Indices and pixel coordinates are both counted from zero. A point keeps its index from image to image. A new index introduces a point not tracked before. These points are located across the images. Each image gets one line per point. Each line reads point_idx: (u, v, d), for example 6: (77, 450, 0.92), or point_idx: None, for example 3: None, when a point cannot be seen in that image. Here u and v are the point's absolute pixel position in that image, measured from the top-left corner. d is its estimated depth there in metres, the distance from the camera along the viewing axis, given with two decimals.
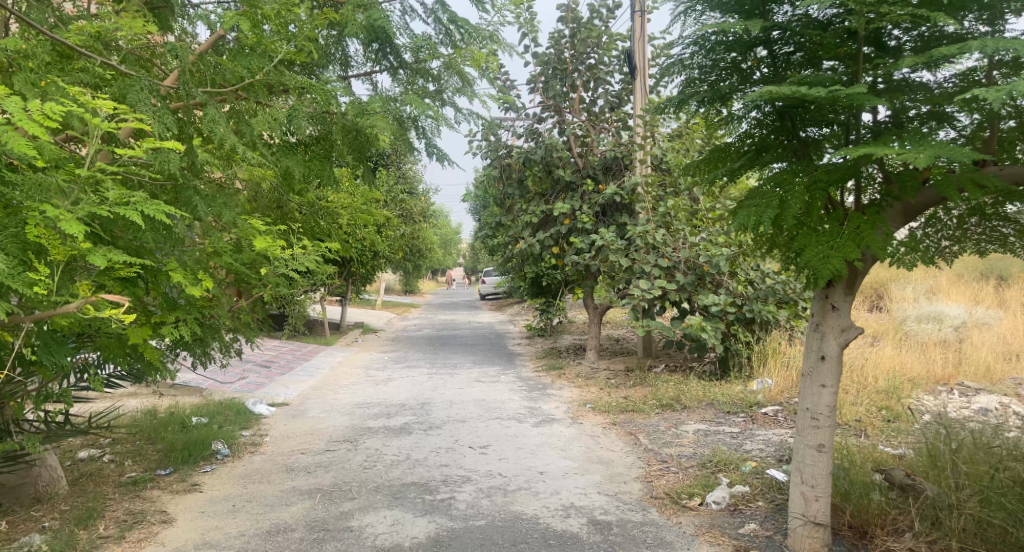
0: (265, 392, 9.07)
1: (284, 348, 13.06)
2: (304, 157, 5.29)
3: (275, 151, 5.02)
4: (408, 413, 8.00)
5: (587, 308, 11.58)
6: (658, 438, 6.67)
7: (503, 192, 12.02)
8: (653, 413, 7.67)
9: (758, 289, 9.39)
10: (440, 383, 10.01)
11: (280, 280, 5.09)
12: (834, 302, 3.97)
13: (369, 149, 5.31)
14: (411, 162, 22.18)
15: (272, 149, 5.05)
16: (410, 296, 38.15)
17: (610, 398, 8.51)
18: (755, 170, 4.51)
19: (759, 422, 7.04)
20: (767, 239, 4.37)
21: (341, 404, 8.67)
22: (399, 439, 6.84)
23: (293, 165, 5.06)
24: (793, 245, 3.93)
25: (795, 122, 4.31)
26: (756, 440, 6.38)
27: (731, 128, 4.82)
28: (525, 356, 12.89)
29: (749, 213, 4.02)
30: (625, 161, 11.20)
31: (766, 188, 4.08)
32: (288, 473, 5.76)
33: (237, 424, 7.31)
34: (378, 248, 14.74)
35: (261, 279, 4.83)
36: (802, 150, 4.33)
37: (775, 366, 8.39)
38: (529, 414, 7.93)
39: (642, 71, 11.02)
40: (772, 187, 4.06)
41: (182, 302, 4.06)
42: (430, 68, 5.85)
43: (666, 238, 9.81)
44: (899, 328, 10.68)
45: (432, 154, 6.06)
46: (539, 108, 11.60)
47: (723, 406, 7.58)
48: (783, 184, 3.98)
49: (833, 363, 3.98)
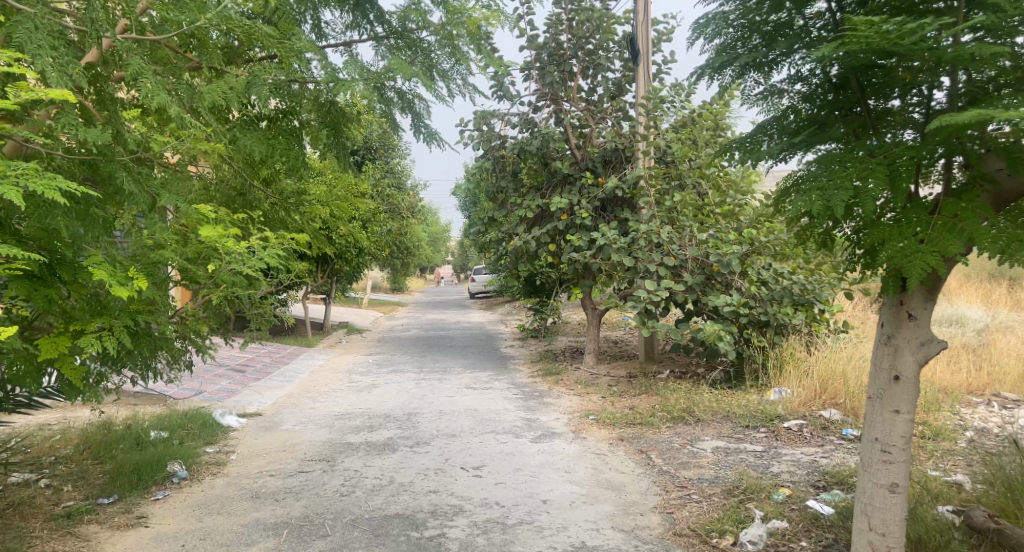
0: (236, 400, 8.27)
1: (261, 351, 12.25)
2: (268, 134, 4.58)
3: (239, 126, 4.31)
4: (393, 426, 7.25)
5: (585, 308, 10.84)
6: (673, 458, 5.94)
7: (496, 185, 11.28)
8: (664, 426, 6.95)
9: (772, 290, 8.67)
10: (428, 390, 9.26)
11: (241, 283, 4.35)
12: (911, 310, 3.26)
13: (345, 126, 4.73)
14: (400, 155, 21.42)
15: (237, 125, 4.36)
16: (397, 294, 37.38)
17: (614, 409, 7.79)
18: (803, 151, 3.79)
19: (784, 438, 6.32)
20: (822, 232, 3.65)
21: (320, 414, 7.91)
22: (383, 458, 6.08)
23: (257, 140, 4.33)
24: (866, 240, 3.22)
25: (862, 90, 3.61)
26: (784, 461, 5.66)
27: (771, 107, 4.15)
28: (518, 360, 12.15)
29: (810, 194, 3.26)
30: (627, 153, 10.46)
31: (832, 166, 3.34)
32: (254, 501, 4.99)
33: (200, 440, 6.52)
34: (362, 244, 13.93)
35: (215, 282, 4.08)
36: (871, 124, 3.62)
37: (795, 375, 7.67)
38: (527, 427, 7.20)
39: (645, 56, 10.30)
40: (837, 165, 3.32)
41: (110, 306, 3.35)
42: (418, 40, 5.17)
43: (672, 235, 9.08)
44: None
45: (428, 134, 5.40)
46: (535, 96, 10.85)
47: (741, 420, 6.86)
48: (854, 160, 3.25)
49: (908, 384, 3.28)
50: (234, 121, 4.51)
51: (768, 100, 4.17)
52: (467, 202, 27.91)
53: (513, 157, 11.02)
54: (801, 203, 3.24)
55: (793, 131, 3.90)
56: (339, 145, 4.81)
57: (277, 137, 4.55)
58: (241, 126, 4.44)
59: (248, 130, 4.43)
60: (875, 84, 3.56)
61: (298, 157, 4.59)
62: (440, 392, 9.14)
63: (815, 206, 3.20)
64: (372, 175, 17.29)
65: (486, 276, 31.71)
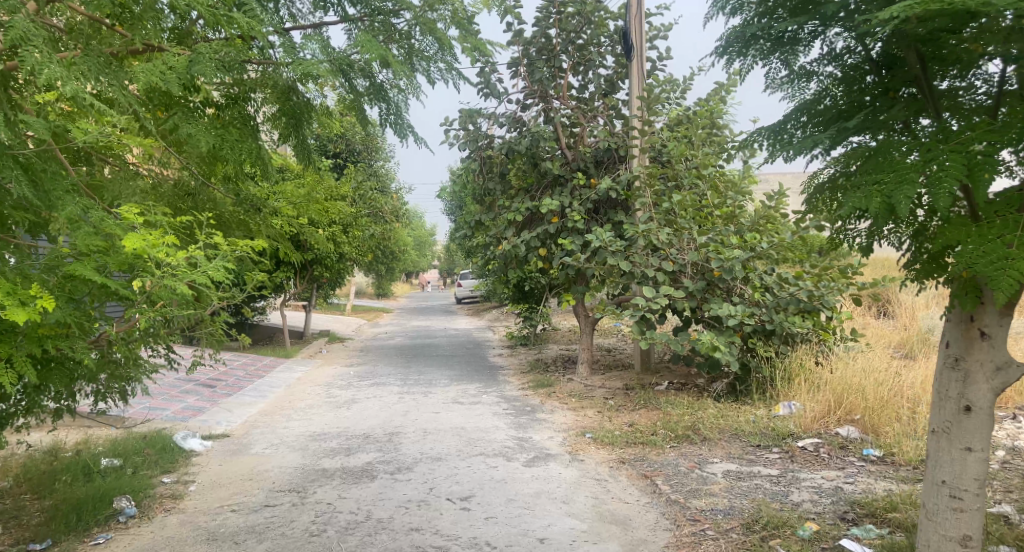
0: (202, 421, 7.81)
1: (236, 364, 11.66)
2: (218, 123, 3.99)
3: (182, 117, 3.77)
4: (372, 449, 6.68)
5: (577, 316, 10.24)
6: (681, 485, 5.38)
7: (483, 187, 10.63)
8: (668, 446, 6.39)
9: (778, 297, 8.11)
10: (412, 405, 8.67)
11: (181, 305, 3.79)
12: (984, 327, 3.10)
13: (308, 118, 4.16)
14: (384, 158, 20.72)
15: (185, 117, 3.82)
16: (382, 300, 36.84)
17: (612, 426, 7.24)
18: (845, 141, 3.26)
19: (800, 460, 5.67)
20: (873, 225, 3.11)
21: (293, 435, 7.36)
22: (359, 488, 5.54)
23: (201, 128, 3.78)
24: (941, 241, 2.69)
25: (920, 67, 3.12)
26: (805, 488, 5.06)
27: (798, 92, 3.65)
28: (508, 370, 11.54)
29: (867, 189, 2.73)
30: (620, 153, 9.96)
31: (890, 156, 2.82)
32: (209, 544, 4.54)
33: (157, 468, 6.08)
34: (342, 249, 13.31)
35: (143, 305, 3.48)
36: (929, 107, 3.12)
37: (803, 388, 7.13)
38: (519, 448, 6.62)
39: (639, 51, 9.76)
40: (896, 155, 2.80)
41: (12, 331, 3.04)
42: (395, 26, 4.56)
43: (671, 238, 8.56)
44: (919, 325, 9.43)
45: (405, 132, 4.88)
46: (523, 94, 10.30)
47: (751, 438, 6.28)
48: (919, 149, 2.72)
49: (981, 416, 3.14)
50: (175, 106, 3.93)
51: (794, 84, 3.68)
52: (453, 205, 27.32)
53: (501, 157, 10.41)
54: (856, 202, 2.71)
55: (828, 117, 3.40)
56: (304, 141, 4.25)
57: (227, 126, 3.99)
58: (182, 115, 3.87)
59: (193, 119, 3.87)
60: (934, 60, 3.07)
61: (258, 152, 4.04)
62: (425, 407, 8.57)
63: (875, 204, 2.67)
64: (353, 178, 16.68)
65: (473, 281, 31.19)
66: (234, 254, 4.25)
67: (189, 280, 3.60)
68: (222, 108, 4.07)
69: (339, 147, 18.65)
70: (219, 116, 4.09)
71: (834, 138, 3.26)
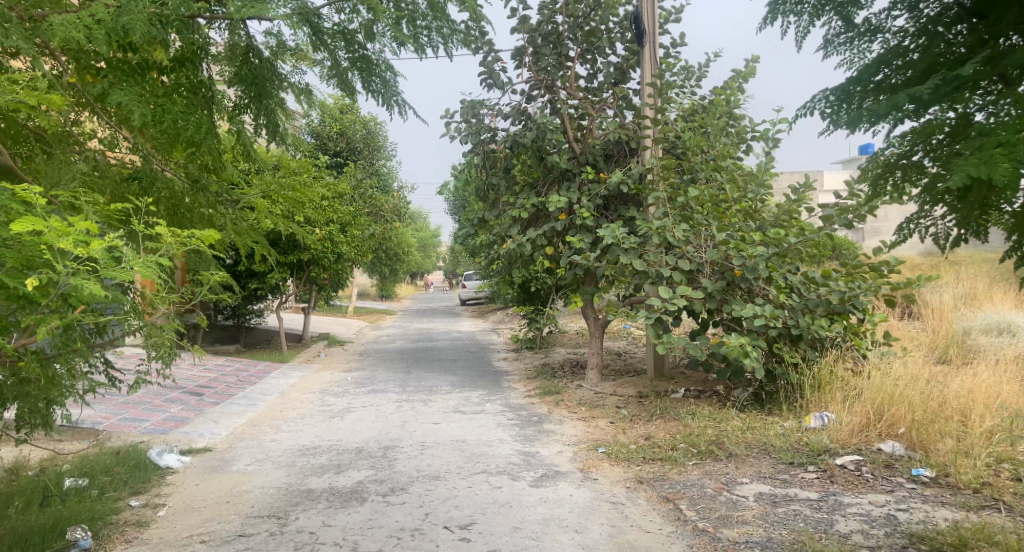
0: (183, 433, 7.24)
1: (227, 370, 11.04)
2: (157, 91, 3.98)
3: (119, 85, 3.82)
4: (365, 465, 6.07)
5: (585, 319, 9.61)
6: (708, 511, 4.75)
7: (486, 183, 9.97)
8: (690, 463, 5.76)
9: (805, 298, 7.48)
10: (411, 415, 8.06)
11: (107, 305, 3.47)
12: None
13: (268, 86, 4.30)
14: (387, 157, 20.13)
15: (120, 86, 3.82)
16: (386, 301, 36.41)
17: (627, 440, 6.63)
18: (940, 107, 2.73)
19: (840, 481, 5.04)
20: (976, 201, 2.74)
21: (280, 449, 6.76)
22: (347, 513, 4.93)
23: (133, 95, 3.78)
24: None
25: None
26: (851, 515, 4.43)
27: (858, 54, 3.11)
28: (513, 376, 10.91)
29: (986, 154, 2.45)
30: (632, 145, 9.35)
31: (982, 127, 2.61)
32: None
33: (125, 490, 5.50)
34: (341, 248, 12.71)
35: (51, 301, 3.16)
36: None
37: (837, 399, 6.49)
38: (525, 465, 6.01)
39: (651, 37, 9.14)
40: (985, 121, 2.62)
41: None
42: None
43: (688, 235, 7.94)
44: (952, 328, 8.85)
45: (392, 104, 4.35)
46: (528, 84, 9.70)
47: (783, 455, 5.64)
48: None
49: None
50: (112, 71, 3.96)
51: (853, 46, 3.14)
52: (458, 205, 26.80)
53: (505, 151, 9.79)
54: (979, 169, 2.42)
55: (908, 79, 2.88)
56: (264, 110, 4.38)
57: (170, 95, 4.01)
58: (115, 81, 3.90)
59: (126, 84, 3.87)
60: None
61: (208, 125, 4.05)
62: (424, 417, 7.95)
63: (1005, 170, 2.40)
64: (353, 175, 16.10)
65: (478, 283, 30.79)
66: (179, 244, 3.72)
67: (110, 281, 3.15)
68: (166, 72, 4.07)
69: (340, 145, 18.11)
70: (163, 81, 4.09)
71: (929, 98, 2.71)
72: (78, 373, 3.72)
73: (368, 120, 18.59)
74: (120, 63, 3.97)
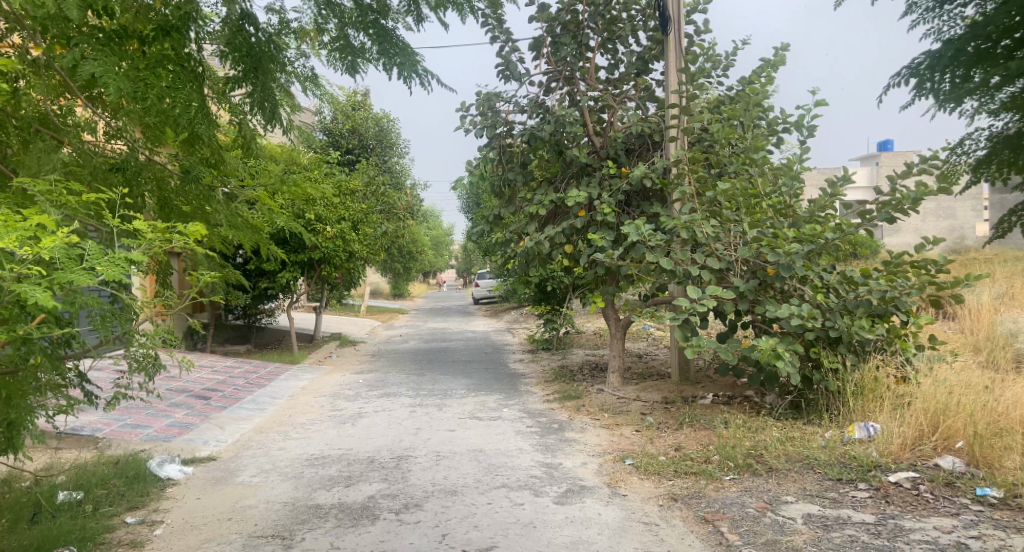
0: (185, 440, 6.85)
1: (234, 372, 10.65)
2: (137, 64, 3.67)
3: (95, 54, 3.58)
4: (377, 478, 5.68)
5: (605, 320, 9.17)
6: (753, 535, 4.33)
7: (502, 178, 9.48)
8: (727, 480, 5.32)
9: (844, 299, 7.03)
10: (425, 421, 7.67)
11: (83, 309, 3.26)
12: None
13: (267, 63, 3.99)
14: (401, 154, 19.73)
15: (94, 54, 3.58)
16: (399, 300, 36.10)
17: (655, 451, 6.19)
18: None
19: (896, 502, 4.59)
20: None
21: (286, 459, 6.37)
22: (357, 534, 4.54)
23: (107, 67, 3.52)
24: None
25: None
26: (916, 543, 4.01)
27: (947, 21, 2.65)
28: (530, 379, 10.49)
29: None
30: (655, 138, 8.92)
31: None
32: None
33: (121, 505, 5.12)
34: (353, 247, 12.34)
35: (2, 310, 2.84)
36: None
37: (883, 408, 6.04)
38: (548, 478, 5.60)
39: (677, 24, 8.66)
40: None
41: None
42: None
43: (717, 231, 7.50)
44: (994, 329, 8.41)
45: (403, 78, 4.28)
46: (546, 76, 9.27)
47: (830, 470, 5.20)
48: None
49: None
50: (85, 39, 3.69)
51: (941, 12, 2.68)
52: (471, 203, 26.42)
53: (522, 145, 9.33)
54: None
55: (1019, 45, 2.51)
56: (264, 91, 4.01)
57: (153, 68, 3.69)
58: (90, 50, 3.63)
59: (101, 55, 3.60)
60: None
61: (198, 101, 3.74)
62: (438, 424, 7.54)
63: None
64: (366, 173, 15.75)
65: (490, 283, 30.42)
66: (166, 242, 3.41)
67: (65, 283, 2.95)
68: (148, 41, 3.80)
69: (352, 143, 17.84)
70: (144, 52, 3.81)
71: None
72: (46, 382, 3.50)
73: (382, 116, 18.23)
74: (95, 31, 3.71)
